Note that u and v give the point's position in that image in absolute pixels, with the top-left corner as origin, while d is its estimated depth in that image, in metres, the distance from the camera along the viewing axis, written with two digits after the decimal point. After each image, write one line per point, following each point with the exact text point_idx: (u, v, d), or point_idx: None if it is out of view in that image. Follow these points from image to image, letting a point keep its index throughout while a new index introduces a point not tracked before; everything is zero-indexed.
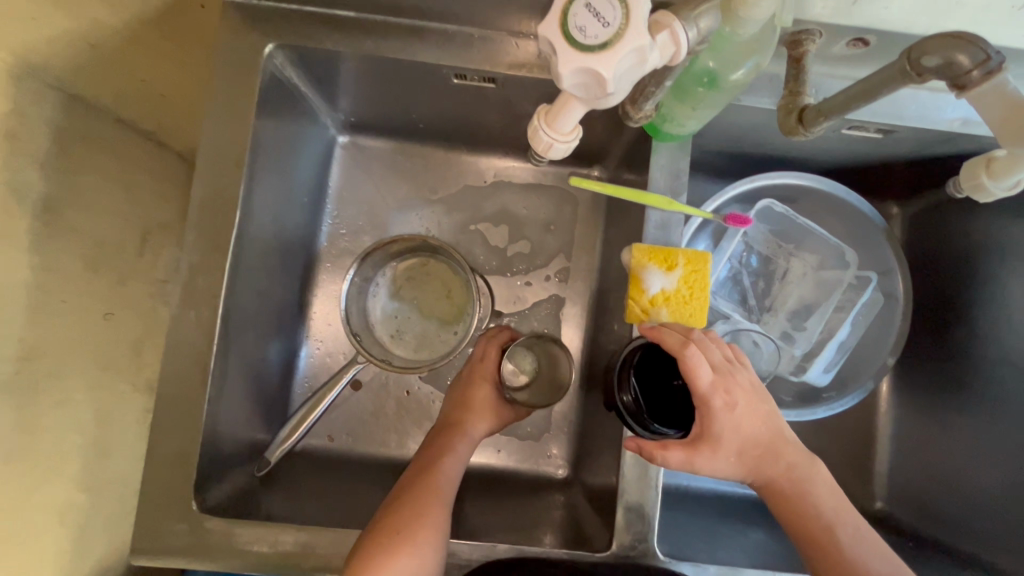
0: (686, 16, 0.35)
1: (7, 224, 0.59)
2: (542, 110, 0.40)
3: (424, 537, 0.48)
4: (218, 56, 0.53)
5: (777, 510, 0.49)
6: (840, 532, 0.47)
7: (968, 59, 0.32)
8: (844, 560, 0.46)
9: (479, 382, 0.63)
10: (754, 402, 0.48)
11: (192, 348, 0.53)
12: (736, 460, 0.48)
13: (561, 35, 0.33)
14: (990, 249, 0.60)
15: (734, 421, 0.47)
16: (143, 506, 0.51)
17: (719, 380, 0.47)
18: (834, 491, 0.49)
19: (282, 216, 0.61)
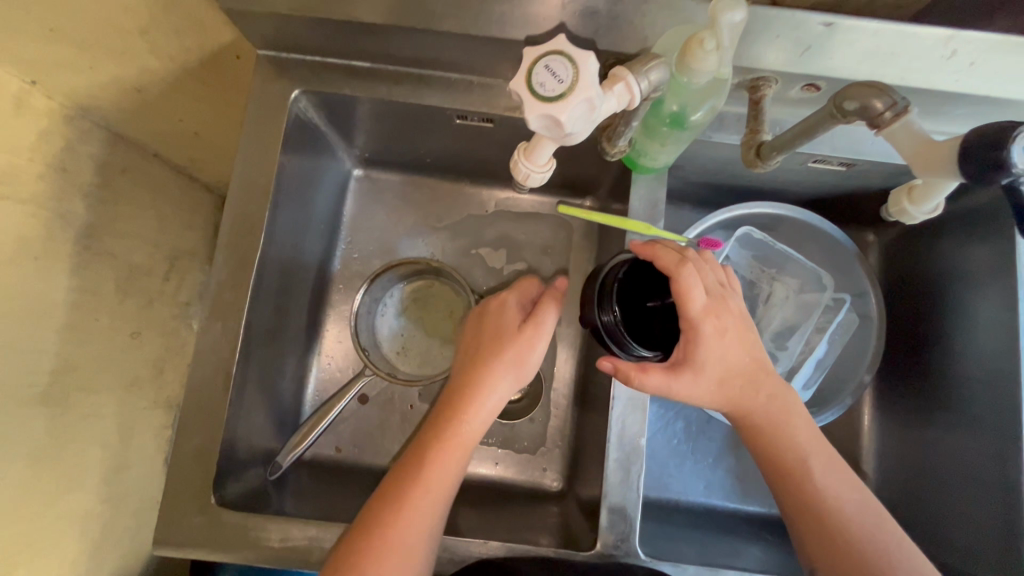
0: (638, 70, 0.43)
1: (52, 249, 0.66)
2: (521, 147, 0.49)
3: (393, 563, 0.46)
4: (251, 100, 0.61)
5: (755, 439, 0.52)
6: (812, 465, 0.51)
7: (881, 103, 0.39)
8: (814, 491, 0.50)
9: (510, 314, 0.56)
10: (742, 329, 0.51)
11: (216, 357, 0.59)
12: (716, 387, 0.51)
13: (526, 89, 0.41)
14: (955, 275, 0.64)
15: (719, 349, 0.50)
16: (165, 501, 0.56)
17: (710, 306, 0.50)
18: (809, 427, 0.52)
19: (300, 240, 0.68)
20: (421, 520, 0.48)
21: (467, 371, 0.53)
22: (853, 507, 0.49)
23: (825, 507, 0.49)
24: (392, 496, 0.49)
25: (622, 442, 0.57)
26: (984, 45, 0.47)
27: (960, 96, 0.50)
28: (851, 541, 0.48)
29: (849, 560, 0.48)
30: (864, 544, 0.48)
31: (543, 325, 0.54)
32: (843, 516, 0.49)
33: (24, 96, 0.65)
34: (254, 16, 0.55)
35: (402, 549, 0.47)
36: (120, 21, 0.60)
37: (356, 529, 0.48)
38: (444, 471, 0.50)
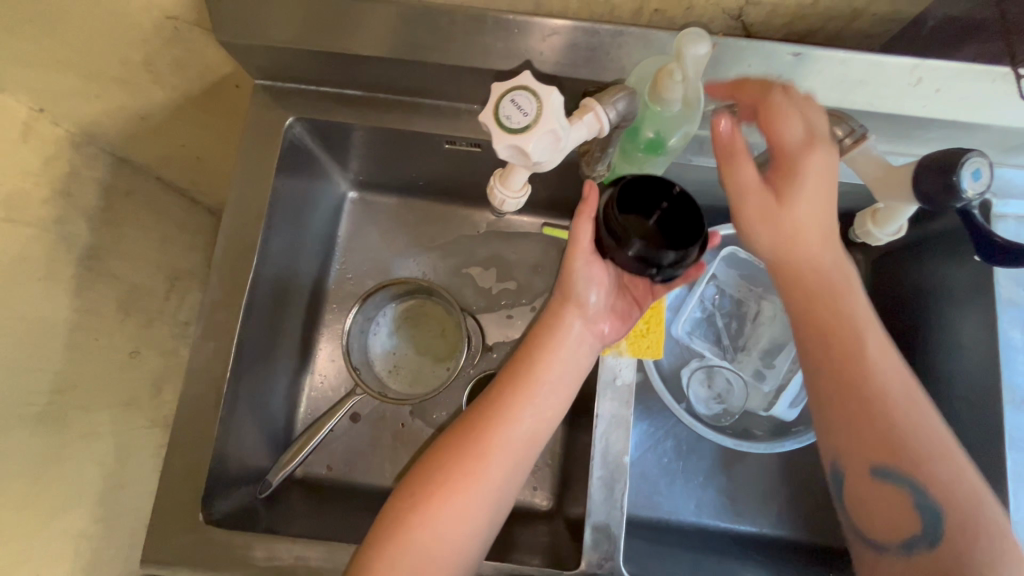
0: (604, 101, 0.47)
1: (53, 270, 0.68)
2: (496, 174, 0.51)
3: (458, 501, 0.49)
4: (247, 127, 0.63)
5: (802, 308, 0.49)
6: (863, 346, 0.47)
7: None
8: (860, 370, 0.47)
9: (580, 236, 0.53)
10: (822, 187, 0.47)
11: (208, 375, 0.60)
12: (778, 232, 0.48)
13: (494, 121, 0.44)
14: (938, 293, 0.65)
15: (812, 188, 0.47)
16: (156, 517, 0.57)
17: (809, 145, 0.46)
18: (866, 312, 0.49)
19: (294, 262, 0.69)
20: (498, 456, 0.51)
21: (545, 322, 0.56)
22: (900, 394, 0.46)
23: (868, 386, 0.46)
24: (463, 433, 0.52)
25: (605, 459, 0.57)
26: (946, 73, 0.50)
27: (928, 121, 0.52)
28: (885, 424, 0.45)
29: (879, 439, 0.45)
30: (903, 431, 0.45)
31: (580, 240, 0.53)
32: (886, 400, 0.46)
33: (32, 124, 0.70)
34: (251, 49, 0.58)
35: (480, 482, 0.50)
36: (125, 53, 0.63)
37: (426, 460, 0.52)
38: (522, 411, 0.53)
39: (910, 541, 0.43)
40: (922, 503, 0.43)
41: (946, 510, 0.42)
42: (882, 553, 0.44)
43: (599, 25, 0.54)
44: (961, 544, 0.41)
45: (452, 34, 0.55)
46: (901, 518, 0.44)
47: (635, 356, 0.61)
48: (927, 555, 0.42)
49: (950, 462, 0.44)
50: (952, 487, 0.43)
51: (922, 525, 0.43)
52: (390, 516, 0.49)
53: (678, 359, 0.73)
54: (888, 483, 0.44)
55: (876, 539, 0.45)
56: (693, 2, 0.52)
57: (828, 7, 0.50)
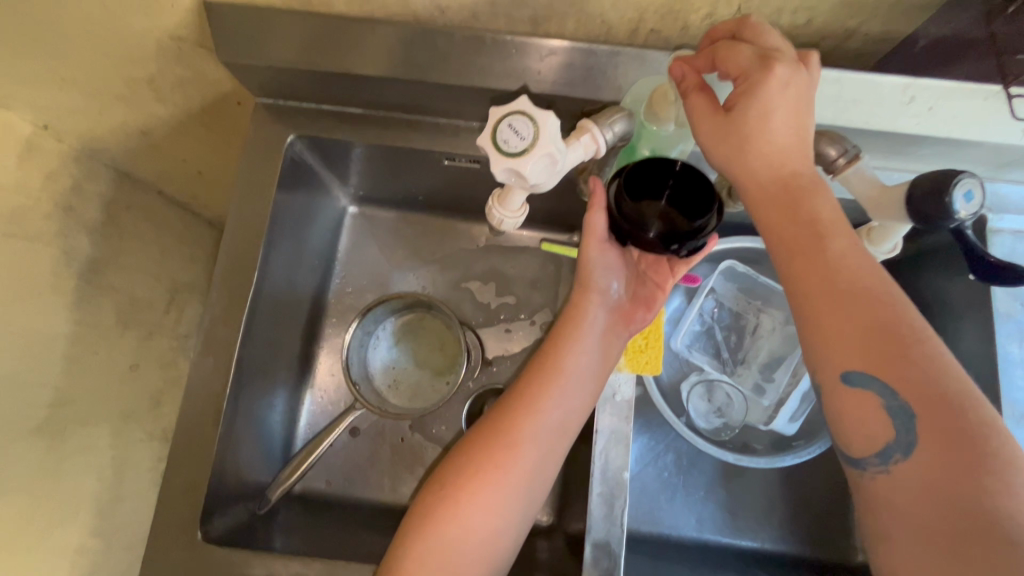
0: (601, 123, 0.48)
1: (53, 285, 0.69)
2: (495, 195, 0.52)
3: (488, 493, 0.49)
4: (248, 143, 0.64)
5: (765, 222, 0.43)
6: (829, 246, 0.41)
7: (834, 151, 0.45)
8: (827, 273, 0.41)
9: (596, 227, 0.54)
10: (787, 101, 0.41)
11: (207, 390, 0.60)
12: (731, 149, 0.43)
13: (491, 146, 0.45)
14: (935, 307, 0.65)
15: (766, 104, 0.41)
16: (154, 534, 0.56)
17: (762, 62, 0.42)
18: (836, 213, 0.43)
19: (294, 276, 0.70)
20: (528, 447, 0.51)
21: (567, 317, 0.57)
22: (871, 294, 0.40)
23: (835, 290, 0.40)
24: (493, 428, 0.52)
25: (605, 475, 0.57)
26: (939, 92, 0.51)
27: (922, 138, 0.53)
28: (855, 332, 0.39)
29: (847, 348, 0.39)
30: (875, 339, 0.39)
31: (594, 228, 0.54)
32: (854, 307, 0.40)
33: (36, 140, 0.71)
34: (254, 68, 0.59)
35: (511, 474, 0.50)
36: (129, 72, 0.64)
37: (456, 456, 0.52)
38: (548, 401, 0.53)
39: (885, 450, 0.38)
40: (894, 407, 0.37)
41: (922, 414, 0.37)
42: (860, 470, 0.39)
43: (596, 45, 0.55)
44: (941, 452, 0.35)
45: (451, 54, 0.56)
46: (876, 428, 0.38)
47: (634, 372, 0.61)
48: (902, 465, 0.37)
49: (929, 363, 0.38)
50: (928, 390, 0.37)
51: (896, 432, 0.37)
52: (420, 510, 0.50)
53: (677, 373, 0.73)
54: (860, 391, 0.39)
55: (852, 456, 0.40)
56: (688, 22, 0.53)
57: (822, 26, 0.52)
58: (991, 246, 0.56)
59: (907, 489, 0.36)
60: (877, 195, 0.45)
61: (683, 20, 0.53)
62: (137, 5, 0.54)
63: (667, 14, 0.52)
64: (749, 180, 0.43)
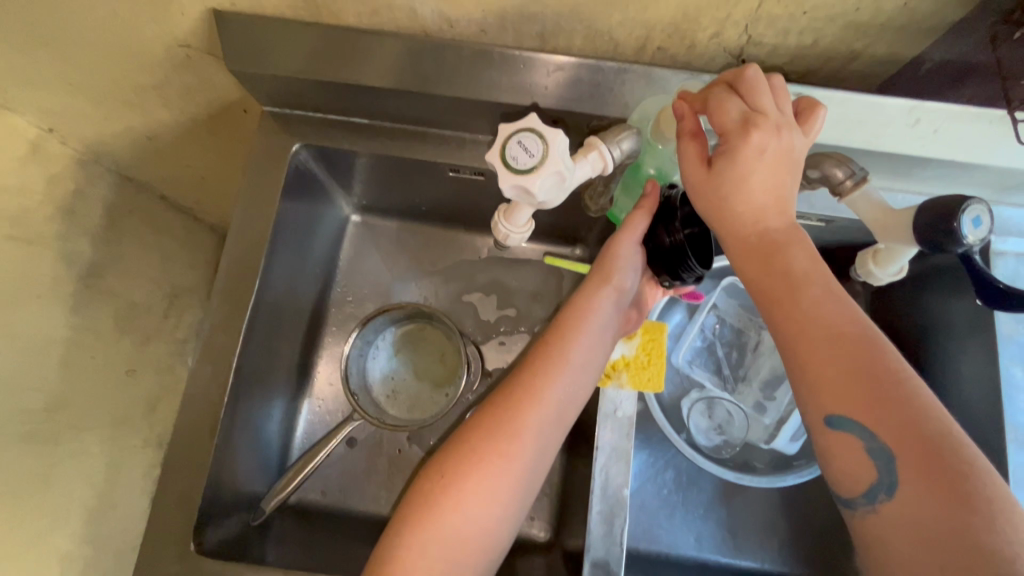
0: (609, 141, 0.48)
1: (51, 288, 0.68)
2: (501, 210, 0.52)
3: (486, 486, 0.49)
4: (254, 151, 0.64)
5: (743, 271, 0.44)
6: (804, 294, 0.41)
7: (841, 173, 0.45)
8: (802, 320, 0.41)
9: (636, 220, 0.55)
10: (765, 165, 0.42)
11: (206, 397, 0.60)
12: (710, 204, 0.43)
13: (500, 162, 0.45)
14: (939, 329, 0.65)
15: (747, 166, 0.42)
16: (146, 542, 0.56)
17: (746, 126, 0.42)
18: (811, 258, 0.42)
19: (295, 284, 0.69)
20: (528, 441, 0.51)
21: (575, 305, 0.57)
22: (842, 339, 0.39)
23: (807, 334, 0.40)
24: (493, 420, 0.51)
25: (605, 493, 0.56)
26: (945, 114, 0.52)
27: (926, 160, 0.53)
28: (833, 374, 0.39)
29: (826, 392, 0.39)
30: (852, 384, 0.38)
31: (633, 227, 0.55)
32: (830, 349, 0.39)
33: (41, 143, 0.71)
34: (262, 78, 0.59)
35: (512, 464, 0.50)
36: (136, 77, 0.64)
37: (453, 446, 0.51)
38: (552, 390, 0.53)
39: (870, 490, 0.38)
40: (874, 449, 0.37)
41: (902, 457, 0.36)
42: (852, 510, 0.39)
43: (603, 62, 0.55)
44: (926, 492, 0.35)
45: (458, 68, 0.56)
46: (859, 469, 0.38)
47: (636, 389, 0.60)
48: (888, 506, 0.37)
49: (907, 402, 0.37)
50: (907, 431, 0.37)
51: (879, 474, 0.37)
52: (416, 499, 0.49)
53: (678, 390, 0.72)
54: (842, 433, 0.39)
55: (844, 496, 0.40)
56: (695, 41, 0.53)
57: (827, 47, 0.52)
58: (994, 267, 0.55)
59: (896, 529, 0.36)
60: (882, 218, 0.45)
61: (689, 39, 0.53)
62: (148, 14, 0.55)
63: (674, 33, 0.53)
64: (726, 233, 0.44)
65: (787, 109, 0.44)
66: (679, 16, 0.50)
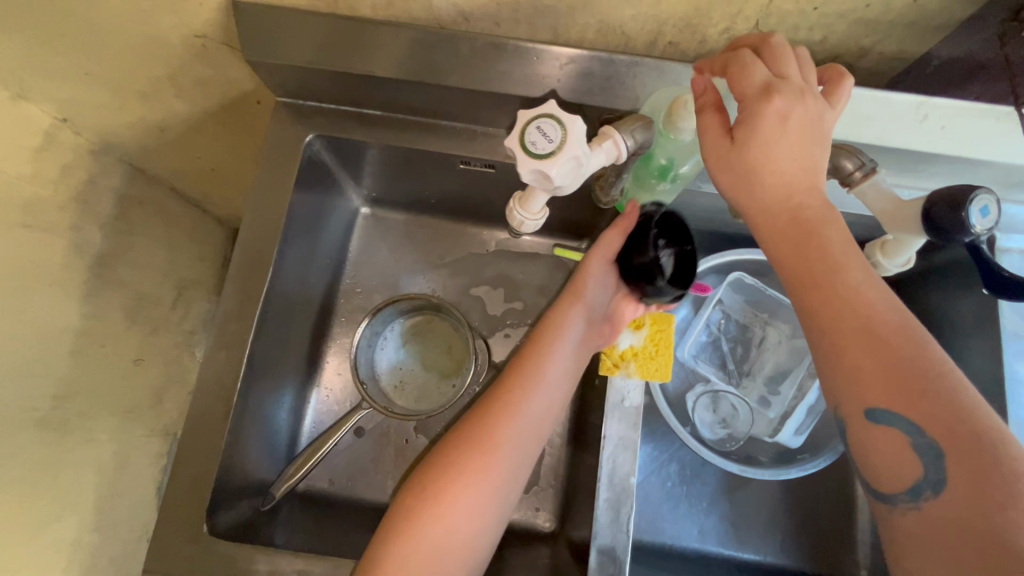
0: (623, 130, 0.49)
1: (64, 276, 0.69)
2: (516, 197, 0.53)
3: (468, 494, 0.50)
4: (267, 142, 0.65)
5: (774, 253, 0.43)
6: (844, 281, 0.41)
7: (849, 163, 0.45)
8: (842, 311, 0.40)
9: (610, 240, 0.61)
10: (789, 131, 0.42)
11: (218, 383, 0.60)
12: (738, 176, 0.43)
13: (520, 147, 0.45)
14: (945, 326, 0.65)
15: (770, 133, 0.42)
16: (159, 527, 0.56)
17: (769, 91, 0.42)
18: (847, 242, 0.42)
19: (306, 274, 0.70)
20: (507, 448, 0.53)
21: (546, 324, 0.61)
22: (888, 332, 0.39)
23: (847, 323, 0.40)
24: (472, 430, 0.53)
25: (612, 481, 0.57)
26: (951, 110, 0.53)
27: (933, 156, 0.54)
28: (875, 366, 0.39)
29: (869, 386, 0.39)
30: (897, 378, 0.38)
31: (608, 245, 0.61)
32: (873, 343, 0.39)
33: (54, 132, 0.70)
34: (276, 68, 0.60)
35: (493, 473, 0.52)
36: (152, 68, 0.65)
37: (436, 455, 0.53)
38: (526, 403, 0.56)
39: (915, 487, 0.38)
40: (921, 446, 0.37)
41: (949, 453, 0.36)
42: (892, 506, 0.39)
43: (615, 56, 0.56)
44: (972, 489, 0.35)
45: (472, 60, 0.57)
46: (904, 466, 0.38)
47: (644, 379, 0.61)
48: (933, 503, 0.37)
49: (953, 399, 0.37)
50: (952, 428, 0.37)
51: (926, 470, 0.37)
52: (400, 507, 0.50)
53: (683, 384, 0.73)
54: (885, 427, 0.39)
55: (883, 491, 0.40)
56: (705, 36, 0.54)
57: (836, 44, 0.53)
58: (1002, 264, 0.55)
59: (938, 526, 0.36)
60: (892, 210, 0.45)
61: (700, 34, 0.54)
62: (166, 4, 0.55)
63: (686, 28, 0.53)
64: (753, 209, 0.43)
65: (810, 78, 0.44)
66: (691, 11, 0.51)
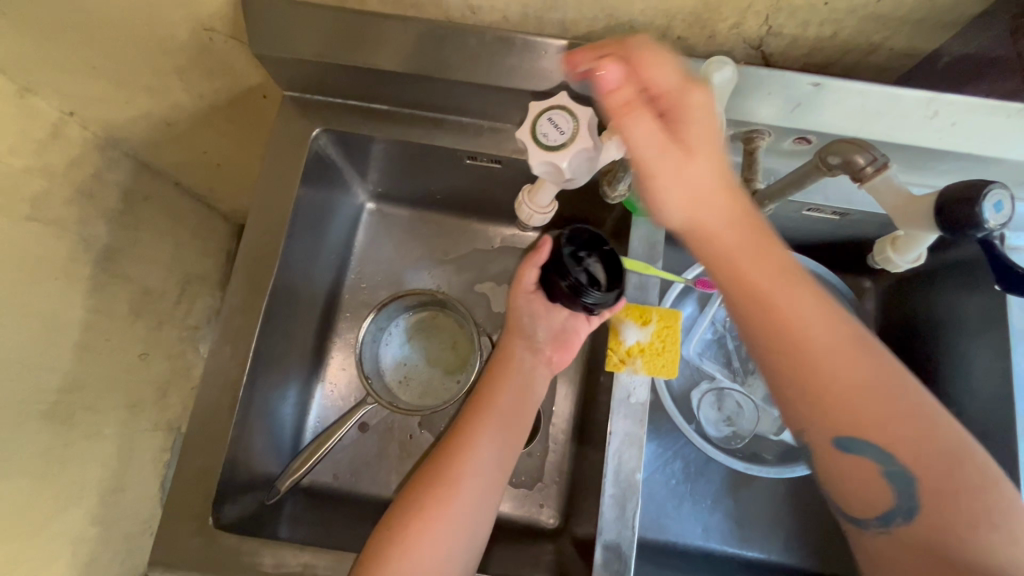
0: None
1: (70, 271, 0.69)
2: (525, 189, 0.54)
3: (434, 540, 0.51)
4: (275, 136, 0.65)
5: (739, 281, 0.42)
6: (806, 307, 0.42)
7: (862, 158, 0.44)
8: (809, 340, 0.42)
9: (525, 275, 0.64)
10: (711, 128, 0.41)
11: (225, 377, 0.60)
12: (692, 193, 0.41)
13: (531, 139, 0.47)
14: (951, 325, 0.65)
15: (702, 135, 0.41)
16: (164, 519, 0.56)
17: (685, 88, 0.41)
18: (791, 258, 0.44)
19: (312, 269, 0.70)
20: (468, 487, 0.54)
21: (497, 363, 0.64)
22: (848, 355, 0.42)
23: (811, 352, 0.42)
24: (433, 474, 0.55)
25: (618, 477, 0.57)
26: (965, 107, 0.52)
27: (943, 154, 0.54)
28: (843, 393, 0.42)
29: (841, 416, 0.42)
30: (865, 399, 0.42)
31: (525, 281, 0.64)
32: (846, 367, 0.42)
33: (61, 126, 0.70)
34: (284, 62, 0.60)
35: (453, 506, 0.53)
36: (159, 61, 0.64)
37: (400, 502, 0.54)
38: (482, 441, 0.57)
39: (887, 514, 0.42)
40: (890, 472, 0.41)
41: (915, 475, 0.41)
42: (863, 529, 0.44)
43: (624, 50, 0.55)
44: (936, 511, 0.40)
45: (480, 54, 0.57)
46: (875, 493, 0.42)
47: (650, 375, 0.60)
48: (904, 527, 0.41)
49: (913, 419, 0.42)
50: (915, 449, 0.41)
51: (896, 497, 0.42)
52: (370, 554, 0.50)
53: (688, 382, 0.73)
54: (856, 457, 0.42)
55: (853, 515, 0.44)
56: (715, 31, 0.54)
57: (846, 39, 0.53)
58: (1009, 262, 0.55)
59: (909, 547, 0.41)
60: (904, 206, 0.44)
61: (709, 29, 0.54)
62: None
63: (695, 23, 0.53)
64: (705, 228, 0.42)
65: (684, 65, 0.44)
66: (700, 6, 0.51)
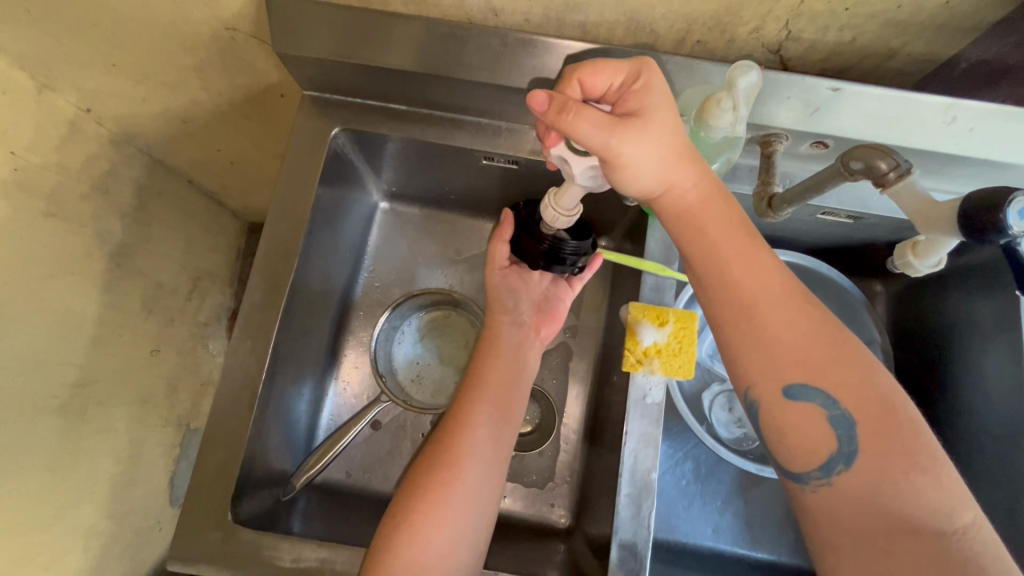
0: None
1: (86, 268, 0.69)
2: (550, 193, 0.53)
3: (443, 515, 0.52)
4: (294, 135, 0.65)
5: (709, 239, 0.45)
6: (758, 258, 0.44)
7: (885, 164, 0.44)
8: (761, 287, 0.43)
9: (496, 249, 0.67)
10: (660, 100, 0.45)
11: (243, 374, 0.61)
12: (661, 158, 0.44)
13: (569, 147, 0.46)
14: (964, 329, 0.65)
15: (655, 104, 0.44)
16: (182, 515, 0.57)
17: (628, 80, 0.46)
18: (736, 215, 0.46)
19: (329, 267, 0.71)
20: (469, 464, 0.55)
21: (489, 336, 0.66)
22: (796, 304, 0.43)
23: (764, 300, 0.43)
24: (436, 452, 0.56)
25: (634, 476, 0.57)
26: (983, 113, 0.52)
27: (960, 158, 0.54)
28: (793, 339, 0.43)
29: (791, 360, 0.42)
30: (812, 345, 0.42)
31: (497, 258, 0.67)
32: (795, 316, 0.43)
33: (79, 122, 0.70)
34: (305, 61, 0.60)
35: (458, 490, 0.53)
36: (180, 58, 0.65)
37: (409, 483, 0.54)
38: (479, 416, 0.58)
39: (830, 462, 0.41)
40: (836, 417, 0.41)
41: (858, 421, 0.41)
42: (803, 484, 0.42)
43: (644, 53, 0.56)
44: (880, 457, 0.40)
45: (501, 55, 0.57)
46: (822, 440, 0.41)
47: (667, 376, 0.61)
48: (845, 474, 0.40)
49: (859, 365, 0.42)
50: (861, 397, 0.41)
51: (839, 443, 0.41)
52: (384, 537, 0.51)
53: (699, 383, 0.73)
54: (804, 404, 0.42)
55: (794, 470, 0.43)
56: (734, 35, 0.54)
57: (866, 44, 0.53)
58: None
59: (849, 496, 0.40)
60: (926, 211, 0.44)
61: (730, 33, 0.54)
62: None
63: (716, 27, 0.53)
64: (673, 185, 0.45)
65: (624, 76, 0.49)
66: (722, 10, 0.51)
